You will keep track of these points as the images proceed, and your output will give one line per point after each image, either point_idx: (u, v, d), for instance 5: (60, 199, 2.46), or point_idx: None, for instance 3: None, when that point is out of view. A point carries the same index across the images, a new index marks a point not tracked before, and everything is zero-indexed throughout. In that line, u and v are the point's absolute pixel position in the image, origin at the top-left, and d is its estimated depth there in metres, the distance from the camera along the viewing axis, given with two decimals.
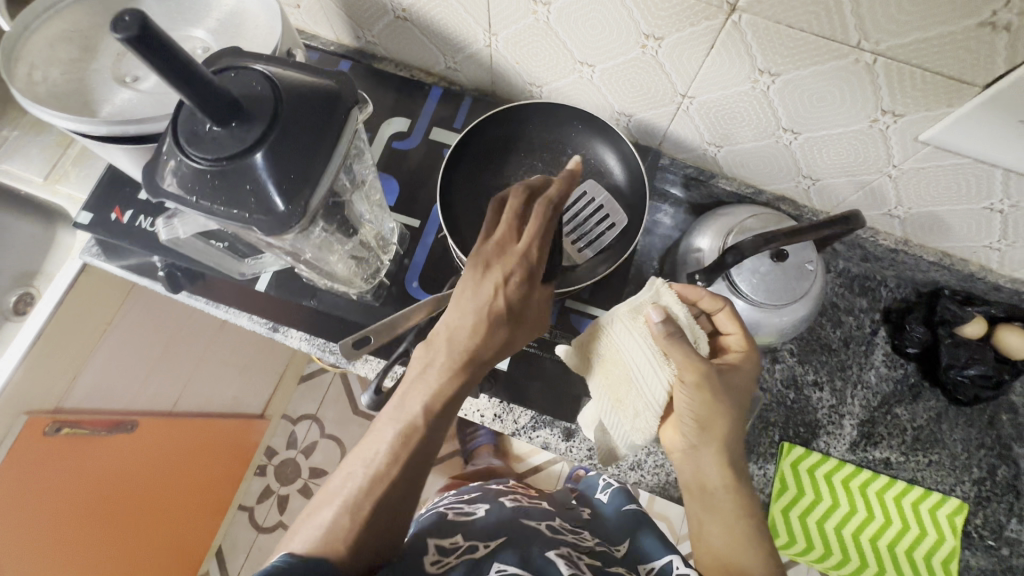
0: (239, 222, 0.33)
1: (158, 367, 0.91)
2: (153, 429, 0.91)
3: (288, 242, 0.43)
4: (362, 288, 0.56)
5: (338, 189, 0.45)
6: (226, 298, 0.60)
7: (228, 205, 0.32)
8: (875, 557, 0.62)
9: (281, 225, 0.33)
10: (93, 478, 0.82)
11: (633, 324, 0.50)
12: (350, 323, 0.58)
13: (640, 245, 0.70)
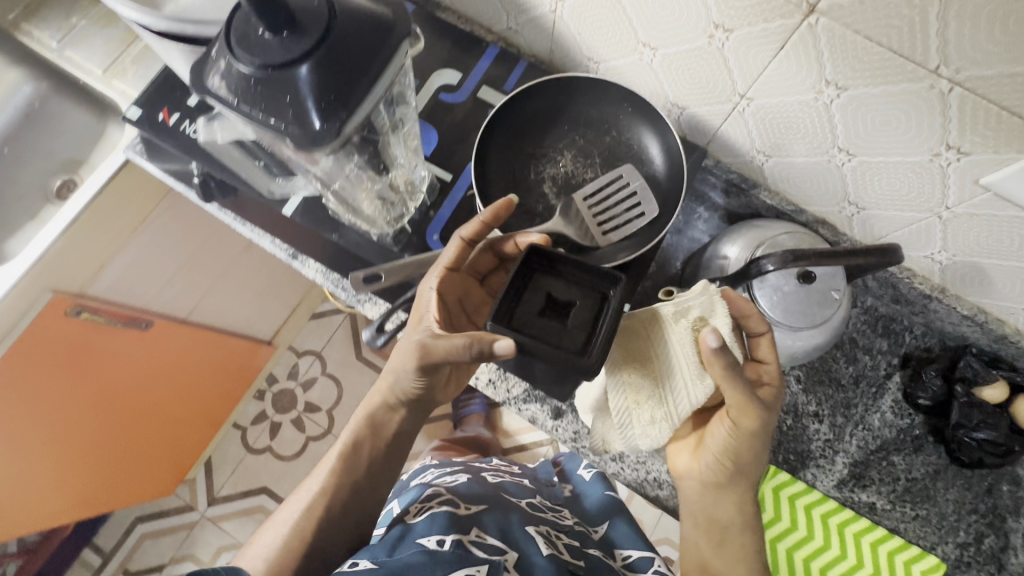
0: (272, 132, 0.34)
1: (182, 274, 0.93)
2: (165, 330, 0.94)
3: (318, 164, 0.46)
4: (384, 230, 0.57)
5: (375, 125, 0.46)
6: (255, 218, 0.62)
7: (267, 113, 0.33)
8: None
9: (312, 142, 0.34)
10: (100, 362, 0.86)
11: (677, 330, 0.45)
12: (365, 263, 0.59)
13: (668, 243, 0.69)
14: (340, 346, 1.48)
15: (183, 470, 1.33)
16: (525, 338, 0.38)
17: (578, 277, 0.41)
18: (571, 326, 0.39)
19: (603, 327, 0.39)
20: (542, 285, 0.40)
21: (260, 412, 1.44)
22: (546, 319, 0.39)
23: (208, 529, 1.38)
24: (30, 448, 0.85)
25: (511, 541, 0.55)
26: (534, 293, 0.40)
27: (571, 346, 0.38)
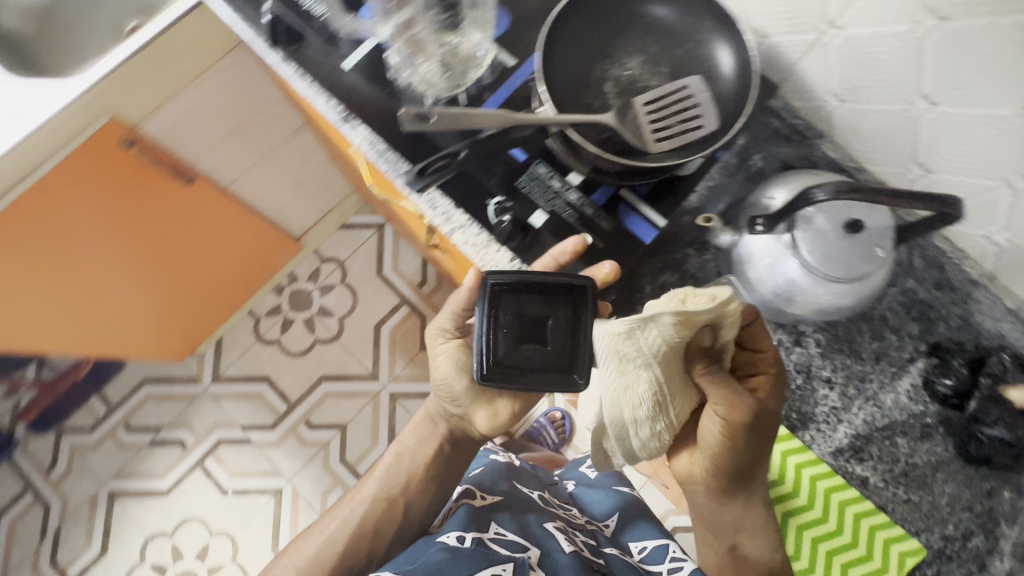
0: None
1: (229, 138, 0.95)
2: (204, 190, 0.96)
3: None
4: (439, 91, 0.57)
5: None
6: (314, 74, 0.64)
7: None
8: (807, 552, 0.65)
9: None
10: (139, 203, 0.89)
11: (670, 332, 0.50)
12: None
13: (697, 197, 0.62)
14: (363, 260, 1.51)
15: (193, 344, 1.38)
16: (497, 318, 0.56)
17: (575, 334, 0.55)
18: (515, 349, 0.56)
19: (531, 370, 0.55)
20: (541, 313, 0.56)
21: (275, 306, 1.48)
22: (518, 326, 0.56)
23: (209, 404, 1.44)
24: (64, 271, 0.89)
25: (536, 541, 0.79)
26: (534, 308, 0.56)
27: (505, 353, 0.55)
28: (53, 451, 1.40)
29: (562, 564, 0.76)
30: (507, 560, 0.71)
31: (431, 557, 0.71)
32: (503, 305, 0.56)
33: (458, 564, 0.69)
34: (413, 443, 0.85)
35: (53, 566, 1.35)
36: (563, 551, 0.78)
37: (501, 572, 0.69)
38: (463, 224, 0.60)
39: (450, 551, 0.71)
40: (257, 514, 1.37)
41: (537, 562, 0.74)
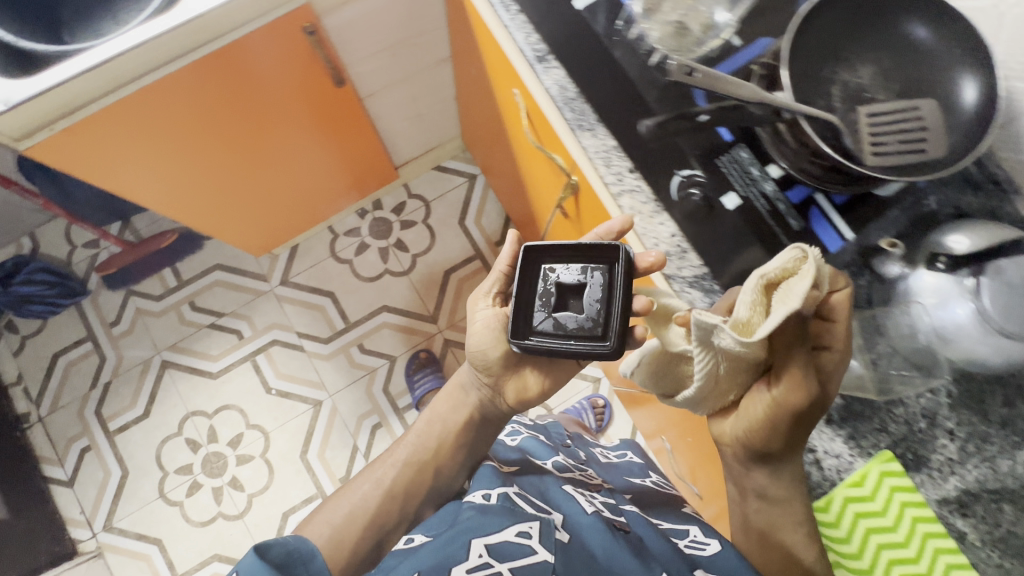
0: None
1: (384, 49, 0.95)
2: (346, 93, 0.97)
3: None
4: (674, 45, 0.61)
5: None
6: (525, 10, 0.68)
7: None
8: None
9: None
10: (291, 93, 0.89)
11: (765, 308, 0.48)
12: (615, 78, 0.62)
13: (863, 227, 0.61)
14: (448, 206, 1.52)
15: (269, 244, 1.38)
16: (534, 288, 0.62)
17: (611, 302, 0.59)
18: (548, 316, 0.61)
19: (564, 336, 0.60)
20: (579, 280, 0.61)
21: (354, 228, 1.50)
22: (553, 294, 0.62)
23: (272, 303, 1.47)
24: (207, 147, 0.90)
25: (554, 503, 0.75)
26: (568, 276, 0.61)
27: (540, 323, 0.61)
28: (119, 309, 1.45)
29: (590, 525, 0.70)
30: (533, 519, 0.66)
31: (461, 517, 0.67)
32: (538, 274, 0.63)
33: (489, 519, 0.66)
34: (444, 411, 0.87)
35: (97, 415, 1.41)
36: (587, 512, 0.73)
37: (530, 529, 0.65)
38: (633, 188, 0.63)
39: (478, 509, 0.68)
40: (294, 418, 1.41)
41: (564, 524, 0.70)
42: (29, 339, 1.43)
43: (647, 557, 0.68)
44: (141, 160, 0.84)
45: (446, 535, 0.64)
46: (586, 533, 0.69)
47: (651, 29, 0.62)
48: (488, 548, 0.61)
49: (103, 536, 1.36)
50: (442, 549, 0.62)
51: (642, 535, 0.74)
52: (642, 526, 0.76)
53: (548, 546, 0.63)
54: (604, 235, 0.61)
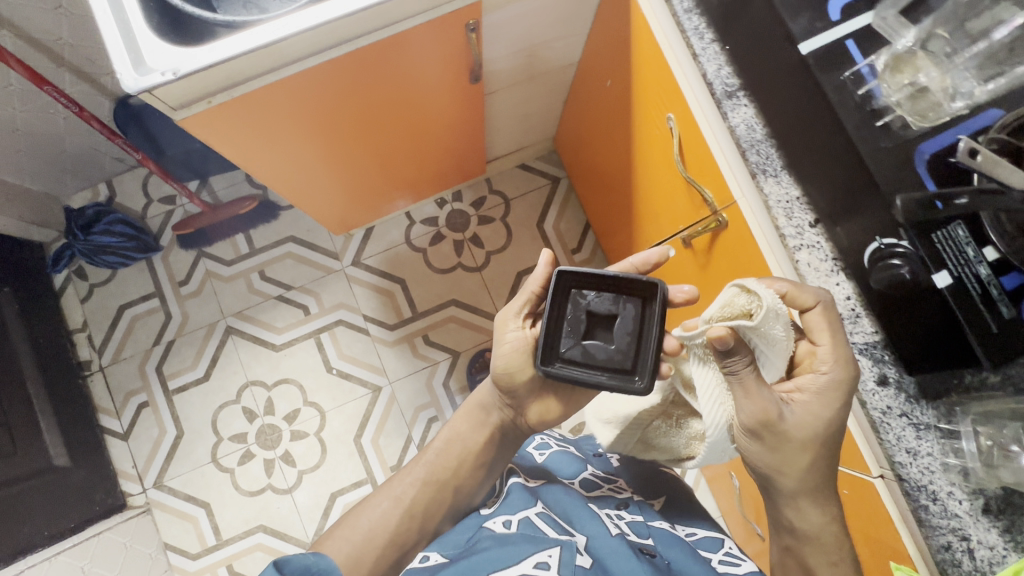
0: None
1: (523, 51, 0.92)
2: (476, 91, 0.94)
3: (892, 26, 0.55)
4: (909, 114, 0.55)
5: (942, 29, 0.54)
6: (720, 40, 0.66)
7: None
8: None
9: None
10: (431, 87, 0.87)
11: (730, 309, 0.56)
12: (816, 129, 0.59)
13: None
14: (527, 207, 1.49)
15: (348, 228, 1.36)
16: (565, 316, 0.66)
17: (640, 339, 0.63)
18: (578, 346, 0.65)
19: (591, 365, 0.64)
20: (609, 312, 0.65)
21: (433, 217, 1.48)
22: (584, 323, 0.65)
23: (342, 283, 1.45)
24: (337, 133, 0.88)
25: (575, 523, 0.68)
26: (599, 307, 0.65)
27: (569, 350, 0.65)
28: (190, 269, 1.44)
29: (610, 548, 0.63)
30: (553, 544, 0.60)
31: (480, 547, 0.63)
32: (571, 303, 0.66)
33: (506, 551, 0.60)
34: (464, 430, 0.81)
35: (158, 371, 1.41)
36: (609, 533, 0.66)
37: (548, 559, 0.58)
38: (813, 244, 0.61)
39: (495, 539, 0.64)
40: (352, 401, 1.40)
41: (587, 547, 0.63)
42: (98, 288, 1.43)
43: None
44: (274, 141, 0.81)
45: (462, 566, 0.60)
46: (608, 559, 0.62)
47: (892, 95, 0.54)
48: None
49: (152, 493, 1.36)
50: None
51: (673, 560, 0.66)
52: (675, 550, 0.67)
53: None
54: (642, 266, 0.72)
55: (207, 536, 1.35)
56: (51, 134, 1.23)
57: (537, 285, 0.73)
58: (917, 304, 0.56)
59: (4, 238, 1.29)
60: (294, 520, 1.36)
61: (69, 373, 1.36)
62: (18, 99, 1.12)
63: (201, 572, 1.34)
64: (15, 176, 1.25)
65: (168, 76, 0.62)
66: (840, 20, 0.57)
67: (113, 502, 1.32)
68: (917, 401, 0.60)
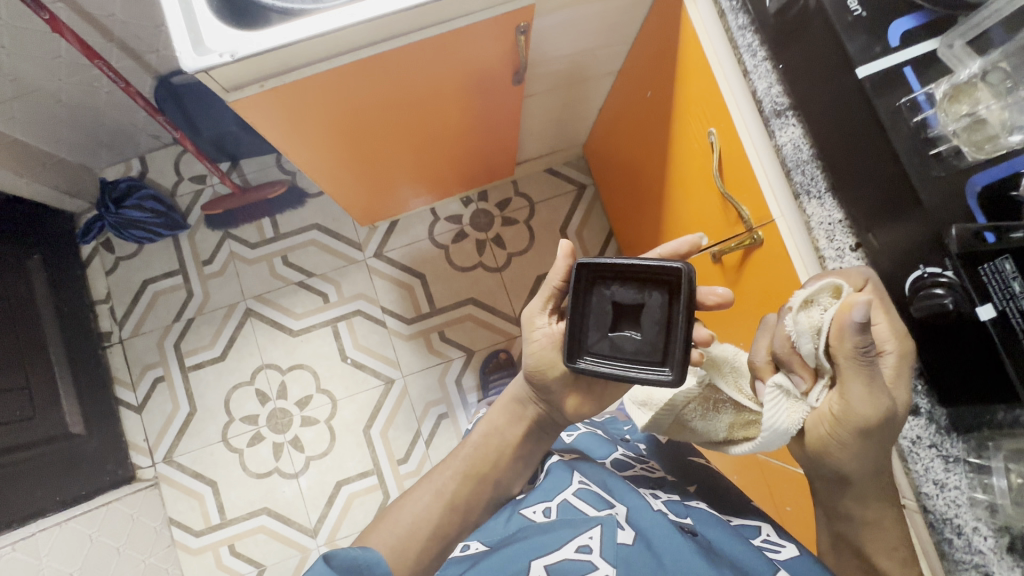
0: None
1: (567, 58, 0.93)
2: (518, 94, 0.95)
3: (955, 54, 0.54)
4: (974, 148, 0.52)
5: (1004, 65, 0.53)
6: (772, 58, 0.66)
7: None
8: None
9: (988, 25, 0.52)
10: (477, 86, 0.88)
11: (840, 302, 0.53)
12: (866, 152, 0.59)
13: None
14: (552, 211, 1.49)
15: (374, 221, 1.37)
16: (590, 307, 0.65)
17: (669, 329, 0.61)
18: (605, 337, 0.64)
19: (620, 357, 0.63)
20: (637, 303, 0.63)
21: (457, 215, 1.49)
22: (610, 314, 0.64)
23: (362, 273, 1.46)
24: (381, 127, 0.89)
25: (616, 500, 0.71)
26: (624, 298, 0.64)
27: (597, 342, 0.65)
28: (214, 249, 1.46)
29: (653, 523, 0.65)
30: (593, 526, 0.63)
31: (525, 534, 0.66)
32: (597, 294, 0.65)
33: (547, 537, 0.63)
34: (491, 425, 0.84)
35: (175, 348, 1.43)
36: (650, 508, 0.68)
37: (590, 541, 0.61)
38: (853, 266, 0.62)
39: (539, 527, 0.66)
40: (364, 391, 1.41)
41: (628, 523, 0.65)
42: (123, 262, 1.45)
43: (718, 561, 0.61)
44: (318, 131, 0.82)
45: (504, 553, 0.63)
46: (652, 538, 0.63)
47: (948, 126, 0.53)
48: (547, 570, 0.59)
49: (161, 467, 1.37)
50: (501, 567, 0.61)
51: (713, 538, 0.65)
52: (712, 527, 0.67)
53: (609, 558, 0.59)
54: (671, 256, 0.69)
55: (211, 514, 1.36)
56: (92, 107, 1.25)
57: (562, 277, 0.70)
58: (955, 335, 0.55)
59: (38, 206, 1.31)
60: (298, 505, 1.37)
61: (89, 343, 1.37)
62: (65, 70, 1.14)
63: (203, 550, 1.35)
64: (54, 145, 1.27)
65: (226, 58, 0.63)
66: (899, 46, 0.55)
67: (122, 474, 1.33)
68: (947, 433, 0.60)
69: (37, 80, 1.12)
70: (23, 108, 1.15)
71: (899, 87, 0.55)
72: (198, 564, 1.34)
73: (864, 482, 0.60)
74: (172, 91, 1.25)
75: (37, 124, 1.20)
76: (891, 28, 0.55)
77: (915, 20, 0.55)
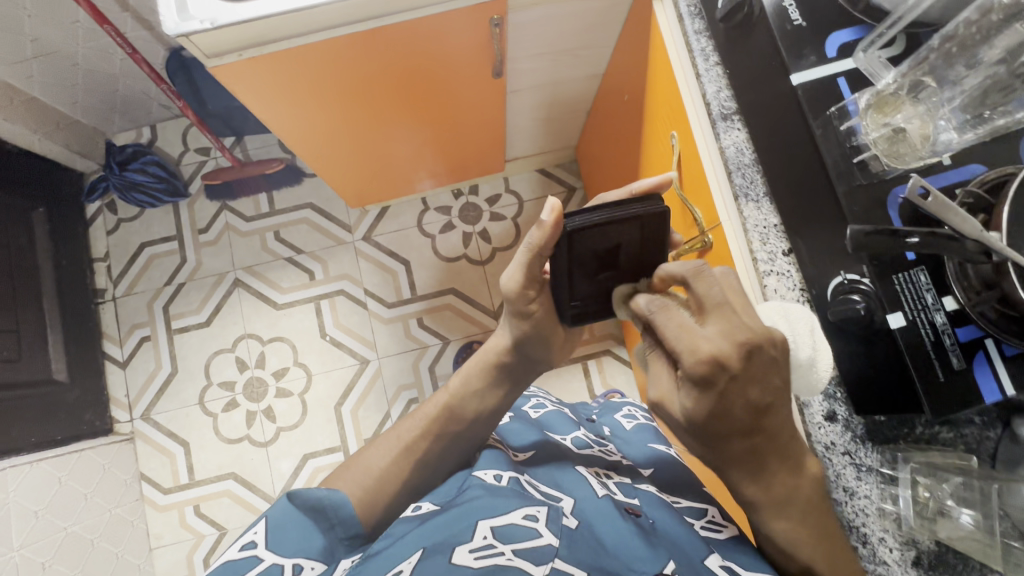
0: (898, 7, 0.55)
1: (547, 55, 0.96)
2: (499, 87, 0.99)
3: (878, 69, 0.57)
4: (900, 157, 0.55)
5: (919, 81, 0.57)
6: (722, 62, 0.68)
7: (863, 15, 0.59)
8: None
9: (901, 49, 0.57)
10: (456, 74, 0.91)
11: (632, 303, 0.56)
12: (802, 158, 0.60)
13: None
14: (540, 210, 1.52)
15: (365, 203, 1.41)
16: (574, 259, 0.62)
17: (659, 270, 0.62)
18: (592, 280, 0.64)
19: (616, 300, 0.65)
20: (619, 247, 0.61)
21: (446, 206, 1.52)
22: (594, 262, 0.62)
23: (349, 254, 1.50)
24: (362, 106, 0.93)
25: (563, 489, 0.62)
26: (603, 244, 0.61)
27: (585, 287, 0.64)
28: (211, 219, 1.52)
29: (597, 510, 0.57)
30: (541, 502, 0.55)
31: (467, 496, 0.56)
32: (579, 249, 0.61)
33: (497, 500, 0.55)
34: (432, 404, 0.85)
35: (164, 310, 1.48)
36: (597, 494, 0.60)
37: (537, 512, 0.54)
38: (783, 272, 0.62)
39: (485, 488, 0.57)
40: (339, 368, 1.44)
41: (573, 510, 0.57)
42: (125, 223, 1.51)
43: (658, 543, 0.54)
44: (298, 106, 0.87)
45: (450, 515, 0.53)
46: (596, 523, 0.55)
47: (871, 133, 0.56)
48: (494, 531, 0.51)
49: (139, 423, 1.43)
50: (445, 525, 0.52)
51: (659, 519, 0.59)
52: (659, 510, 0.60)
53: (554, 530, 0.52)
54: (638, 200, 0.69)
55: (181, 473, 1.41)
56: (107, 73, 1.32)
57: (541, 239, 0.62)
58: (872, 343, 0.57)
59: (48, 163, 1.38)
60: (265, 473, 1.40)
61: (84, 297, 1.44)
62: (83, 36, 1.20)
63: (170, 507, 1.39)
64: (69, 107, 1.34)
65: (205, 24, 0.66)
66: (835, 58, 0.59)
67: (100, 425, 1.38)
68: (863, 442, 0.60)
69: (56, 42, 1.19)
70: (42, 68, 1.21)
71: (833, 95, 0.58)
72: (163, 520, 1.39)
73: (794, 501, 0.54)
74: (182, 63, 1.32)
75: (53, 84, 1.26)
76: (830, 39, 0.59)
77: (854, 35, 0.59)
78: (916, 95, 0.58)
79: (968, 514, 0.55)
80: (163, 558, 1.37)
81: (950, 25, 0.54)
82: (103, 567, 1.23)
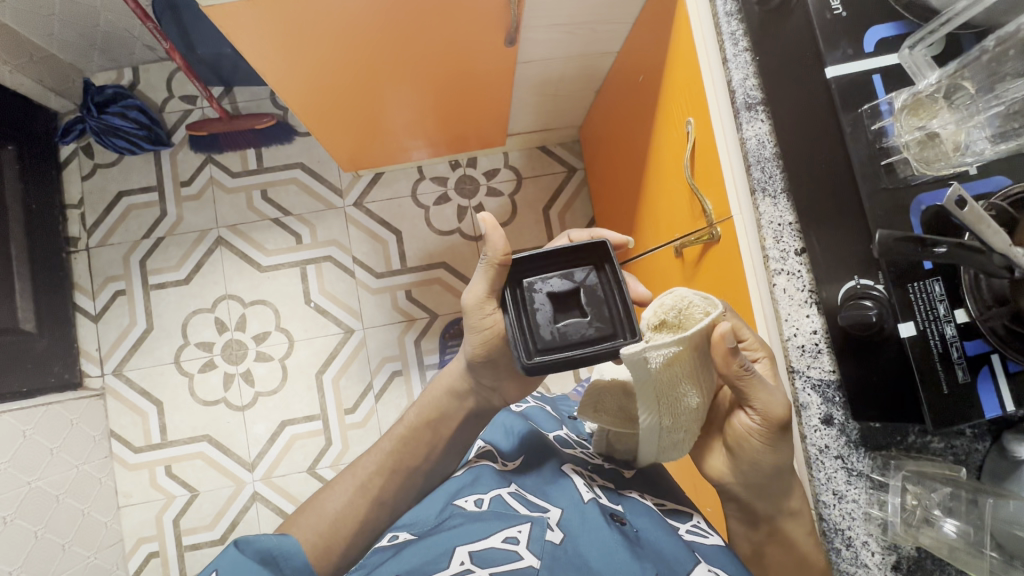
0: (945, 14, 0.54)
1: (564, 27, 0.91)
2: (512, 54, 0.94)
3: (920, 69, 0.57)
4: (933, 169, 0.55)
5: (956, 88, 0.56)
6: (752, 47, 0.66)
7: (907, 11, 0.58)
8: None
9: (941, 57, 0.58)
10: (475, 36, 0.86)
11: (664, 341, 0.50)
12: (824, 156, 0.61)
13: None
14: (539, 189, 1.48)
15: (357, 167, 1.35)
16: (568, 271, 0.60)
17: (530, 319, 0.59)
18: (544, 295, 0.60)
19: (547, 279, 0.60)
20: (568, 341, 0.57)
21: (443, 177, 1.48)
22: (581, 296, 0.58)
23: (339, 220, 1.45)
24: (375, 61, 0.88)
25: (549, 497, 0.61)
26: (590, 299, 0.58)
27: (534, 286, 0.60)
28: (195, 171, 1.45)
29: (583, 519, 0.56)
30: (524, 519, 0.54)
31: (448, 525, 0.55)
32: (584, 277, 0.59)
33: (476, 526, 0.54)
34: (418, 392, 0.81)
35: (141, 264, 1.42)
36: (582, 501, 0.59)
37: (518, 534, 0.52)
38: (794, 272, 0.62)
39: (467, 515, 0.56)
40: (322, 336, 1.41)
41: (559, 523, 0.56)
42: (102, 169, 1.44)
43: (643, 555, 0.53)
44: (297, 58, 0.82)
45: (427, 542, 0.52)
46: (580, 535, 0.54)
47: (903, 135, 0.55)
48: (471, 556, 0.49)
49: (110, 379, 1.38)
50: (424, 553, 0.50)
51: (642, 529, 0.58)
52: (643, 518, 0.60)
53: (536, 551, 0.50)
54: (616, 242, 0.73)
55: (153, 433, 1.37)
56: (88, 6, 1.22)
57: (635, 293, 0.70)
58: (880, 352, 0.56)
59: (20, 98, 1.29)
60: (240, 437, 1.37)
61: (56, 244, 1.37)
62: None
63: (140, 466, 1.36)
64: (45, 38, 1.24)
65: None
66: (873, 53, 0.59)
67: (70, 378, 1.33)
68: (856, 447, 0.60)
69: None
70: None
71: (865, 92, 0.58)
72: (132, 479, 1.36)
73: None
74: None
75: (25, 11, 1.16)
76: (868, 33, 0.59)
77: (893, 31, 0.59)
78: (951, 99, 0.56)
79: (953, 523, 0.56)
80: (130, 516, 1.35)
81: (1010, 26, 0.51)
82: (68, 523, 1.20)
